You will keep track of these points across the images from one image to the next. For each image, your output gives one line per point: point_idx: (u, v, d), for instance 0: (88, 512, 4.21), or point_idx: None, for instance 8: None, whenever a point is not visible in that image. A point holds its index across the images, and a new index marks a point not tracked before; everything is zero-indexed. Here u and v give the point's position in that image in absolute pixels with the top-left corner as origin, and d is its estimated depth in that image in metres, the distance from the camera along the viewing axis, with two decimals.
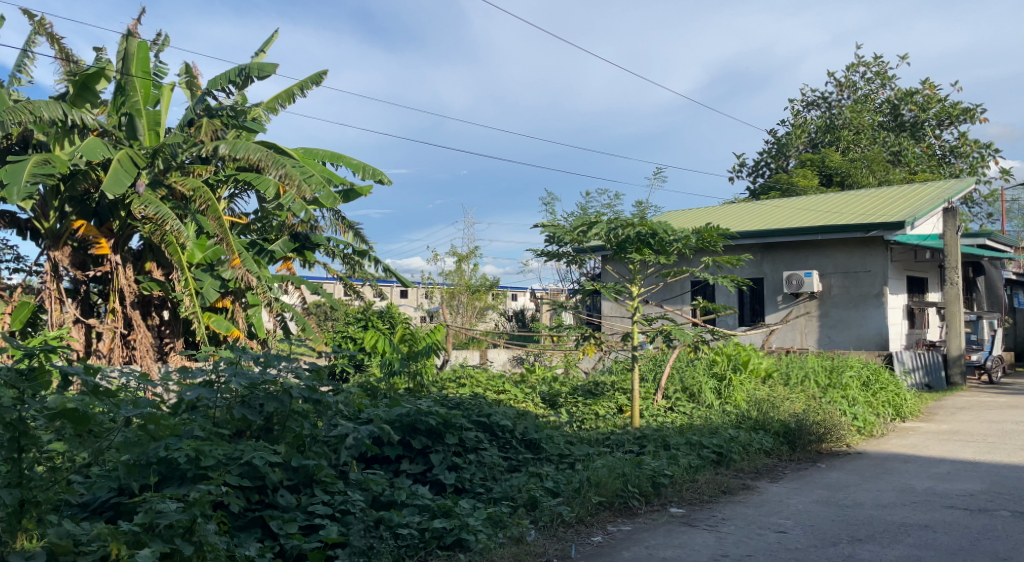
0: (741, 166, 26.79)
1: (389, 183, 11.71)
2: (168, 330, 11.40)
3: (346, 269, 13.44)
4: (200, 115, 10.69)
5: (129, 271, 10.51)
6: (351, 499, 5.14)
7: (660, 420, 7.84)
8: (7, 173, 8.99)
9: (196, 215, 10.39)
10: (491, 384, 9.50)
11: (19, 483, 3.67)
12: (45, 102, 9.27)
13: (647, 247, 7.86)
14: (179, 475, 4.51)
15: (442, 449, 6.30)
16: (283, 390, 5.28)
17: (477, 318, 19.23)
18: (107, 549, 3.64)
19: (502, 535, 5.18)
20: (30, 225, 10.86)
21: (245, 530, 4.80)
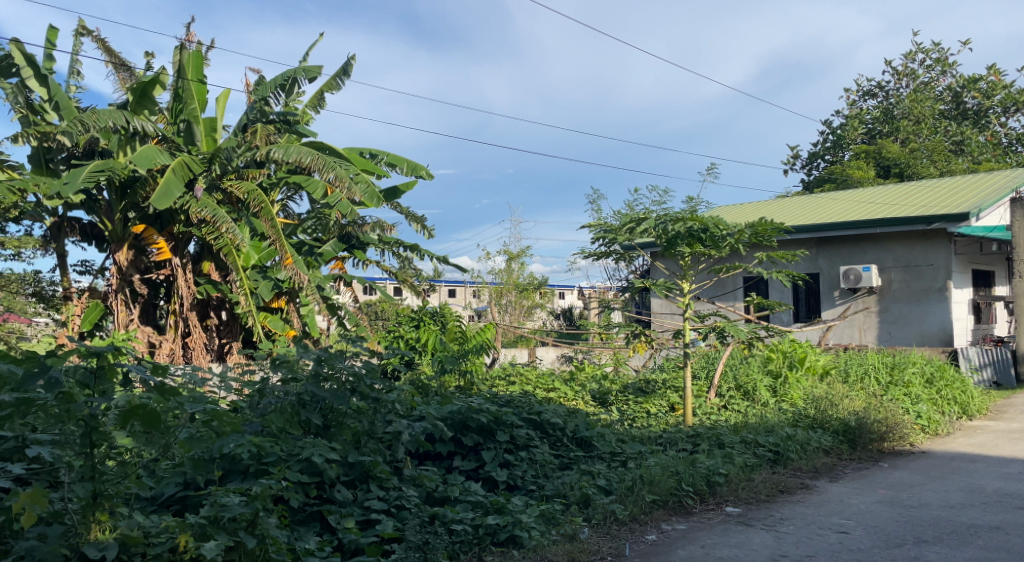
0: (794, 159, 26.34)
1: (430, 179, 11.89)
2: (225, 330, 11.70)
3: (398, 267, 13.61)
4: (253, 119, 10.91)
5: (189, 273, 10.79)
6: (406, 494, 5.21)
7: (714, 419, 7.75)
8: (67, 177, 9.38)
9: (251, 219, 10.64)
10: (540, 382, 9.52)
11: (92, 477, 3.80)
12: (107, 110, 9.57)
13: (699, 243, 7.77)
14: (241, 469, 4.79)
15: (494, 446, 6.33)
16: (338, 387, 5.37)
17: (525, 317, 19.28)
18: (176, 541, 3.80)
19: (555, 532, 5.17)
20: (96, 231, 11.22)
21: (304, 524, 4.90)
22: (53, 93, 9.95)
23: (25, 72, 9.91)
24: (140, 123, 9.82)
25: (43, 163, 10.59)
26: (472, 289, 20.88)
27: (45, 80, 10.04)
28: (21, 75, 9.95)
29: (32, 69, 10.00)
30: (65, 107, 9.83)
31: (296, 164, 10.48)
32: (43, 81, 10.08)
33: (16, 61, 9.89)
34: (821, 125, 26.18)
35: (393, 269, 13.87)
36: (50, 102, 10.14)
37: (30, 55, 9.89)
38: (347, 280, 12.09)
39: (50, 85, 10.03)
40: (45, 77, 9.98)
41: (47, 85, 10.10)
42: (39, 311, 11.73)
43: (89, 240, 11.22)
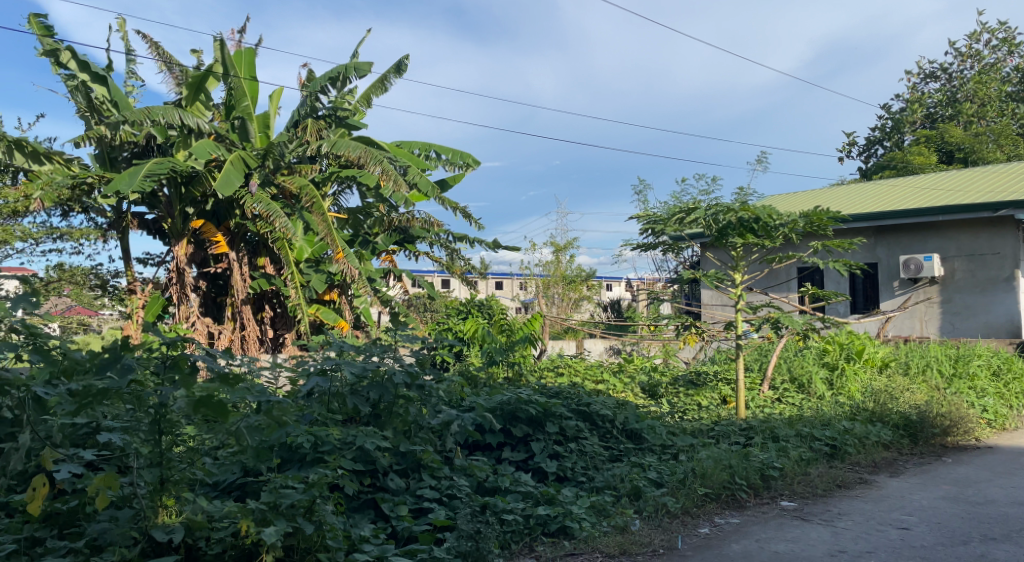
0: (850, 145, 25.72)
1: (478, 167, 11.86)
2: (280, 322, 11.92)
3: (446, 259, 13.70)
4: (303, 114, 11.06)
5: (245, 266, 11.03)
6: (458, 484, 5.26)
7: (768, 412, 7.62)
8: (127, 174, 9.63)
9: (304, 214, 10.82)
10: (589, 373, 9.49)
11: (159, 462, 3.98)
12: (163, 107, 9.79)
13: (751, 233, 7.64)
14: (299, 457, 4.89)
15: (543, 437, 6.34)
16: (387, 377, 5.45)
17: (572, 309, 19.23)
18: (237, 525, 3.89)
19: (606, 524, 5.15)
20: (157, 225, 11.52)
21: (359, 511, 4.96)
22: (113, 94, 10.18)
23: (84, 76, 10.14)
24: (194, 119, 10.02)
25: (108, 161, 10.89)
26: (519, 280, 20.90)
27: (104, 81, 10.22)
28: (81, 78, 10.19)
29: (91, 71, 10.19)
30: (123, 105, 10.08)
31: (346, 158, 10.61)
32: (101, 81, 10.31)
33: (76, 65, 10.11)
34: (879, 110, 25.49)
35: (441, 260, 13.97)
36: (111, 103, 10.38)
37: (86, 59, 10.06)
38: (396, 273, 12.21)
39: (109, 86, 10.23)
40: (103, 79, 10.17)
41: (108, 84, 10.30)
42: (105, 304, 12.11)
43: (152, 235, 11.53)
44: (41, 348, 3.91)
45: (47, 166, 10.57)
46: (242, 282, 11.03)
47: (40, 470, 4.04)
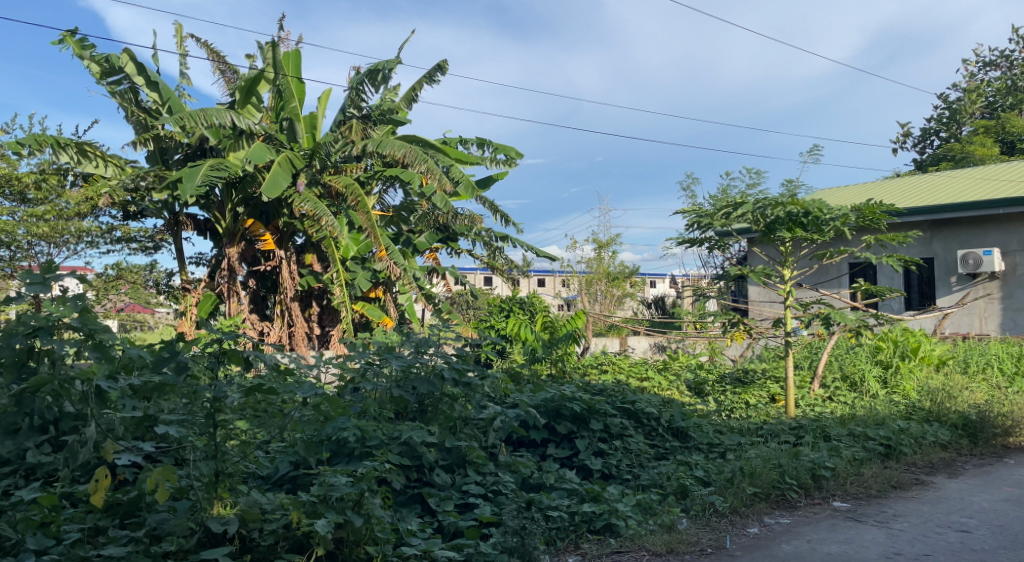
0: (904, 137, 25.09)
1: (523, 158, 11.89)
2: (327, 320, 12.08)
3: (489, 256, 13.72)
4: (349, 114, 11.18)
5: (293, 264, 11.20)
6: (503, 480, 5.25)
7: (819, 410, 7.47)
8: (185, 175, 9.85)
9: (349, 212, 10.95)
10: (633, 370, 9.43)
11: (215, 456, 4.04)
12: (215, 109, 9.99)
13: (800, 227, 7.49)
14: (347, 452, 4.94)
15: (588, 435, 6.30)
16: (435, 374, 5.48)
17: (616, 306, 19.14)
18: (289, 518, 3.94)
19: (653, 522, 5.10)
20: (208, 225, 11.76)
21: (406, 506, 4.99)
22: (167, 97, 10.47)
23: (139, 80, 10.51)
24: (246, 121, 10.20)
25: (161, 162, 11.15)
26: (562, 277, 20.86)
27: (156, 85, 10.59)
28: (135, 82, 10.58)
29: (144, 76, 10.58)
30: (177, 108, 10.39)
31: (390, 157, 10.68)
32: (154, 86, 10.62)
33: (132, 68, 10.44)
34: (935, 100, 24.80)
35: (483, 257, 14.02)
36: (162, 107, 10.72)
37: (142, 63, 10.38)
38: (440, 270, 12.27)
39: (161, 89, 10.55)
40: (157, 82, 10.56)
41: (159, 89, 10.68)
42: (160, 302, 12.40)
43: (204, 234, 11.76)
44: (101, 346, 4.00)
45: (108, 169, 10.82)
46: (290, 280, 11.25)
47: (102, 462, 4.15)
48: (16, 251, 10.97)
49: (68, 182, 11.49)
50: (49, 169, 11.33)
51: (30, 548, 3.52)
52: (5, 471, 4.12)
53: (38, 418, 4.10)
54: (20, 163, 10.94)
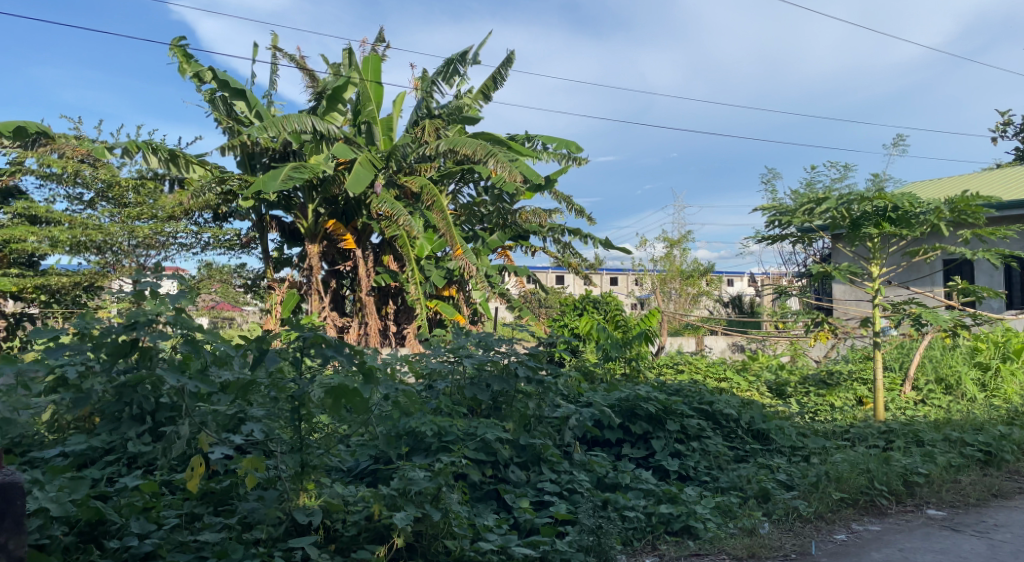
0: (1001, 129, 23.86)
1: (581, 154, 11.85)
2: (403, 317, 12.26)
3: (564, 253, 13.68)
4: (424, 115, 11.30)
5: (370, 263, 11.42)
6: (578, 478, 5.20)
7: (911, 414, 7.17)
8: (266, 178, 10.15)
9: (424, 211, 11.08)
10: (711, 371, 9.24)
11: (300, 448, 4.14)
12: (298, 114, 10.22)
13: (890, 222, 7.17)
14: (425, 447, 4.99)
15: (664, 435, 6.17)
16: (508, 371, 5.49)
17: (691, 305, 18.85)
18: (370, 510, 4.02)
19: (733, 526, 4.97)
20: (291, 227, 12.09)
21: (482, 501, 5.00)
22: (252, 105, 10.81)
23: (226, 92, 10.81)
24: (327, 126, 10.41)
25: (249, 167, 11.67)
26: (634, 275, 20.65)
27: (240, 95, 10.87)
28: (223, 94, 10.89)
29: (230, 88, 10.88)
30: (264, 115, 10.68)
31: (463, 156, 10.73)
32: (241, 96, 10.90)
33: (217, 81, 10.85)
34: None
35: (556, 255, 14.00)
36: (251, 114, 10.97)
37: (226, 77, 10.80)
38: (514, 268, 12.31)
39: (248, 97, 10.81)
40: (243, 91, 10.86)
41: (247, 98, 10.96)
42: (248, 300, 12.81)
43: (287, 237, 12.12)
44: (192, 340, 4.18)
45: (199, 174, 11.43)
46: (367, 278, 11.48)
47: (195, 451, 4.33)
48: (116, 253, 11.47)
49: (162, 186, 11.96)
50: (146, 174, 11.82)
51: (134, 531, 3.67)
52: (110, 459, 4.31)
53: (137, 407, 4.23)
54: (121, 168, 11.43)
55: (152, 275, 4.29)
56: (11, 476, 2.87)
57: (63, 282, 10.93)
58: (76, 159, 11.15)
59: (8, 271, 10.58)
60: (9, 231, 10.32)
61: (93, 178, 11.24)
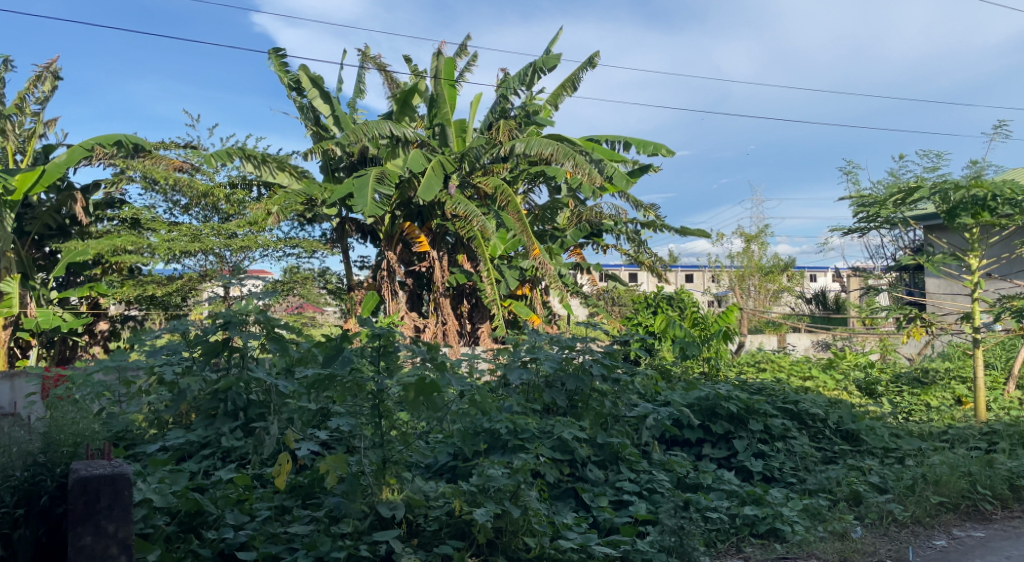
0: None
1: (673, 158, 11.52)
2: (477, 317, 12.31)
3: (637, 250, 13.51)
4: (497, 116, 11.31)
5: (445, 264, 11.53)
6: (658, 478, 5.08)
7: (1015, 414, 6.77)
8: (355, 188, 10.31)
9: (498, 211, 11.08)
10: (795, 369, 8.94)
11: (382, 444, 4.15)
12: (376, 121, 10.38)
13: (988, 212, 6.80)
14: (502, 444, 4.95)
15: (747, 435, 5.98)
16: (583, 369, 5.42)
17: (771, 301, 18.36)
18: (452, 506, 4.02)
19: (823, 529, 4.77)
20: (370, 229, 12.32)
21: (560, 499, 4.94)
22: (334, 110, 11.13)
23: (311, 93, 11.14)
24: (404, 130, 10.56)
25: (330, 171, 11.93)
26: (711, 272, 20.19)
27: (326, 97, 11.21)
28: (307, 95, 11.20)
29: (316, 89, 11.20)
30: (343, 121, 10.96)
31: (537, 157, 10.70)
32: (327, 99, 11.23)
33: (306, 84, 11.18)
34: None
35: (629, 253, 13.84)
36: (331, 117, 11.28)
37: (316, 78, 11.12)
38: (587, 267, 12.20)
39: (331, 101, 11.14)
40: (328, 94, 11.16)
41: (328, 101, 11.27)
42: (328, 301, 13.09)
43: (366, 238, 12.39)
44: (278, 338, 4.26)
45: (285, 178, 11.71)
46: (442, 278, 11.58)
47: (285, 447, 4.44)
48: (211, 259, 11.82)
49: (248, 191, 12.33)
50: (235, 181, 12.17)
51: (229, 523, 3.80)
52: (205, 452, 4.37)
53: (230, 403, 4.42)
54: (214, 178, 11.69)
55: (239, 279, 4.46)
56: (118, 468, 3.05)
57: (157, 284, 11.38)
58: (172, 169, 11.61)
59: (114, 277, 11.14)
60: (113, 243, 10.75)
61: (189, 187, 11.56)
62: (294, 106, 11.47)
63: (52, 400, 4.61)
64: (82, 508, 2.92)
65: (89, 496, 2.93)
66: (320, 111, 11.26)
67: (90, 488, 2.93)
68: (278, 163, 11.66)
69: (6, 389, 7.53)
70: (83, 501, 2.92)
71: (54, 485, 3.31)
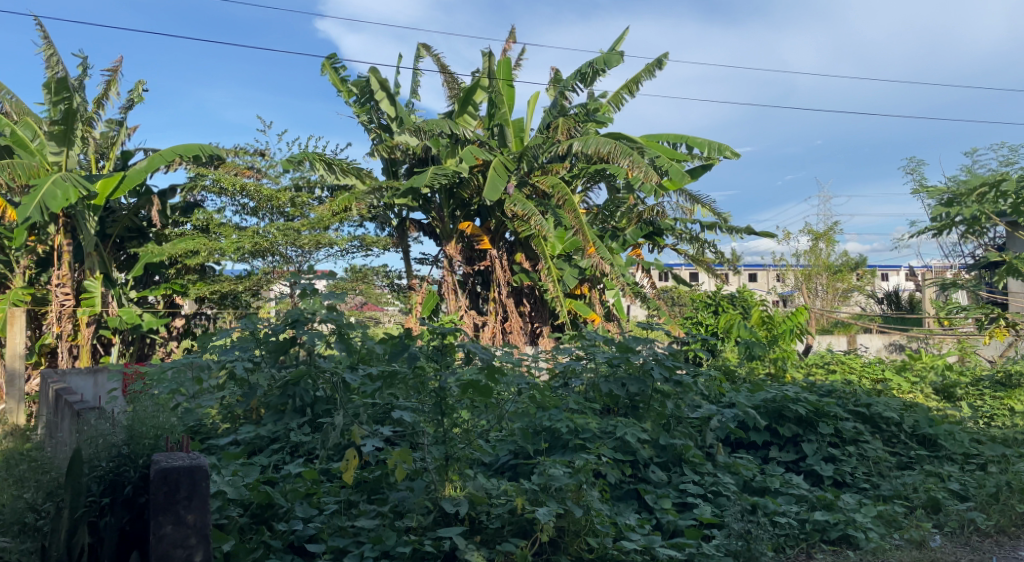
0: None
1: (737, 158, 11.27)
2: (536, 317, 12.27)
3: (697, 250, 13.32)
4: (557, 115, 11.25)
5: (505, 263, 11.55)
6: (723, 481, 4.96)
7: None
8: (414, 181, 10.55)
9: (556, 210, 11.04)
10: (866, 370, 8.63)
11: (445, 441, 4.17)
12: (437, 119, 10.49)
13: None
14: (562, 444, 4.90)
15: (816, 439, 5.79)
16: (644, 371, 5.30)
17: (839, 301, 17.85)
18: (515, 504, 3.99)
19: (899, 537, 4.60)
20: (430, 228, 12.43)
21: (622, 500, 4.86)
22: (396, 111, 11.25)
23: (379, 96, 11.18)
24: (463, 129, 10.63)
25: (392, 173, 12.10)
26: (776, 271, 19.72)
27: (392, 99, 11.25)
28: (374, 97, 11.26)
29: (383, 91, 11.23)
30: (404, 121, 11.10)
31: (596, 155, 10.60)
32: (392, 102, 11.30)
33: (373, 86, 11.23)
34: None
35: (690, 252, 13.63)
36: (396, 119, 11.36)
37: (383, 81, 11.14)
38: (645, 266, 12.07)
39: (396, 103, 11.19)
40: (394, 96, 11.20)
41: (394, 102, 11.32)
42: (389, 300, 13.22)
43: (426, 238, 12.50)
44: (344, 336, 4.37)
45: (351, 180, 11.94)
46: (502, 277, 11.59)
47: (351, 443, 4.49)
48: (277, 259, 12.07)
49: (312, 193, 12.54)
50: (301, 183, 12.41)
51: (299, 515, 3.86)
52: (275, 447, 4.45)
53: (298, 400, 4.48)
54: (280, 183, 11.92)
55: (309, 277, 4.54)
56: (197, 459, 3.11)
57: (226, 283, 11.67)
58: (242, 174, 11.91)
59: (188, 275, 11.52)
60: (188, 243, 11.09)
61: (257, 190, 11.83)
62: (356, 108, 11.63)
63: (131, 394, 4.75)
64: (163, 497, 2.99)
65: (170, 486, 3.00)
66: (387, 112, 11.34)
67: (170, 478, 3.00)
68: (342, 165, 11.86)
69: (89, 383, 7.93)
70: (164, 491, 2.99)
71: (137, 475, 3.40)
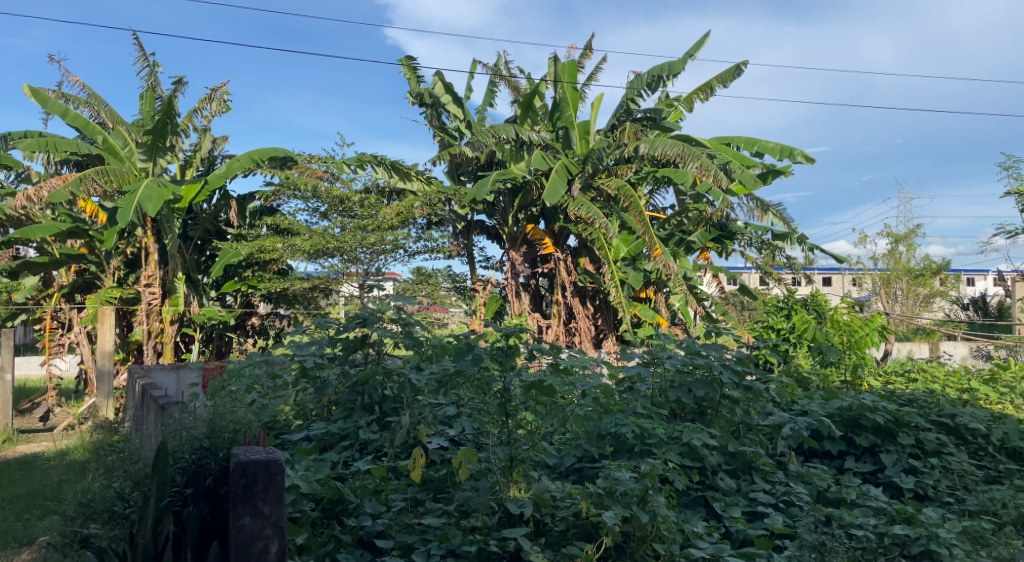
0: None
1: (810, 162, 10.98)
2: (601, 319, 12.15)
3: (767, 254, 12.98)
4: (624, 119, 11.13)
5: (568, 265, 11.50)
6: (795, 491, 4.80)
7: None
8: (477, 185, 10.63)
9: (622, 213, 10.93)
10: (951, 379, 8.25)
11: (509, 442, 4.17)
12: (503, 124, 10.52)
13: None
14: (628, 448, 4.84)
15: (896, 450, 5.54)
16: (713, 376, 5.18)
17: (921, 307, 17.14)
18: (579, 507, 3.95)
19: (986, 554, 4.37)
20: (494, 231, 12.48)
21: (690, 507, 4.75)
22: (464, 114, 11.37)
23: (445, 99, 11.48)
24: (529, 133, 10.62)
25: (457, 177, 12.21)
26: (853, 275, 19.09)
27: (458, 102, 11.46)
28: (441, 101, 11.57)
29: (449, 95, 11.53)
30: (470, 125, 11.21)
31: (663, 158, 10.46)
32: (459, 105, 11.50)
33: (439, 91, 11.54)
34: None
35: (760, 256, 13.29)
36: (462, 121, 11.53)
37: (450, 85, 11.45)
38: (714, 270, 11.82)
39: (462, 106, 11.38)
40: (460, 99, 11.43)
41: (461, 105, 11.54)
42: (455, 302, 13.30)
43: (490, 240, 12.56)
44: (411, 336, 4.41)
45: (416, 184, 12.18)
46: (566, 279, 11.54)
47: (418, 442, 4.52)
48: (347, 260, 12.31)
49: (381, 196, 12.74)
50: (371, 187, 12.62)
51: (367, 511, 3.91)
52: (344, 444, 4.51)
53: (367, 397, 4.53)
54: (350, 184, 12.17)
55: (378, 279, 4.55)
56: (273, 453, 3.18)
57: (299, 283, 11.96)
58: (314, 178, 12.18)
59: (262, 276, 11.84)
60: (260, 244, 11.40)
61: (328, 193, 12.09)
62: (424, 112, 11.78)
63: (208, 390, 4.90)
64: (241, 489, 3.06)
65: (248, 479, 3.07)
66: (453, 115, 11.55)
67: (248, 471, 3.07)
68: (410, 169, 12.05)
69: (171, 378, 8.22)
70: (243, 484, 3.06)
71: (217, 468, 3.49)
